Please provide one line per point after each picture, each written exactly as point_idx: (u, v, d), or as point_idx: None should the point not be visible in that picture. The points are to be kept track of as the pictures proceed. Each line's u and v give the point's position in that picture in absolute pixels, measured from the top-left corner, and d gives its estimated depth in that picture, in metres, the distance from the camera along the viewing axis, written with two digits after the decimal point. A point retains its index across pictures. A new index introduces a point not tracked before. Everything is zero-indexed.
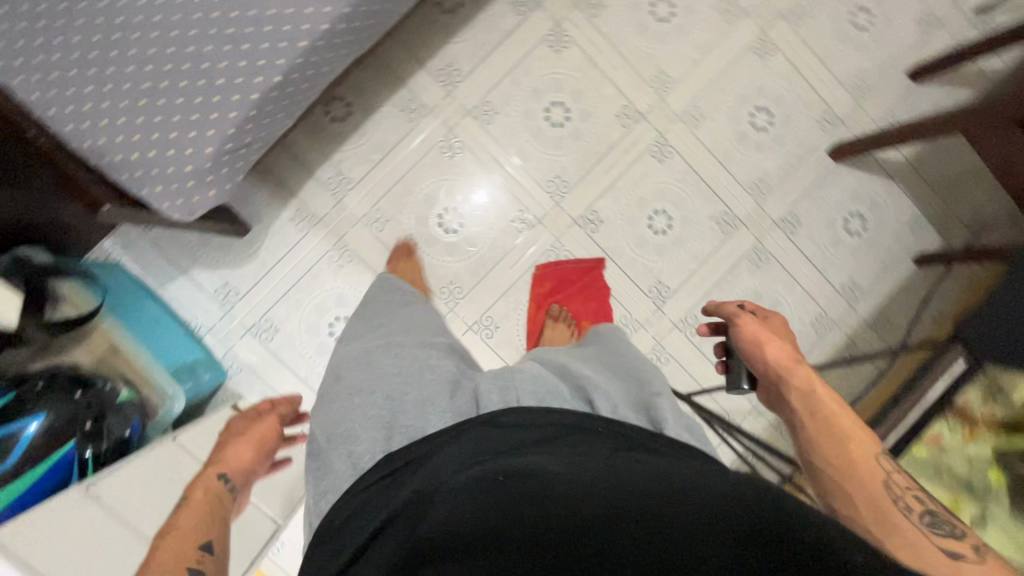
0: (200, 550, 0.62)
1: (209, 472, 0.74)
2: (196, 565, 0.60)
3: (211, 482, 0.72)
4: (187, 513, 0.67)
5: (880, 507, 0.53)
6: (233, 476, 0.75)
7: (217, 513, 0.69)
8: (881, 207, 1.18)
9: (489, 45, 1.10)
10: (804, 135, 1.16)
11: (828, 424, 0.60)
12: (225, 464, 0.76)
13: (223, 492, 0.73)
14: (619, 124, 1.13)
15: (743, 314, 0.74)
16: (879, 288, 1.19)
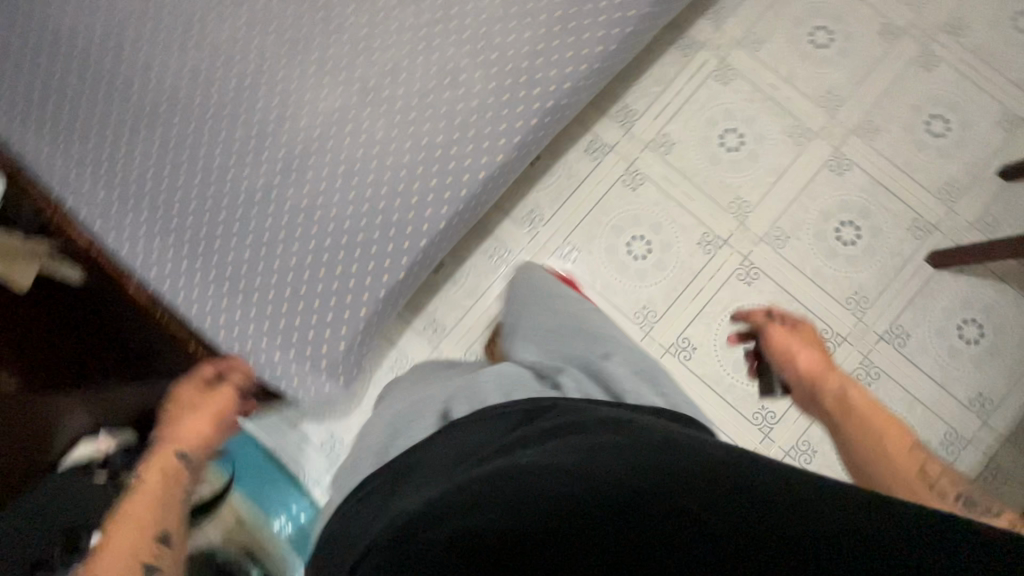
0: (156, 536, 0.63)
1: (166, 454, 0.73)
2: (160, 551, 0.62)
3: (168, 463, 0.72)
4: (121, 531, 0.62)
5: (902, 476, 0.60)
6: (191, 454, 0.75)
7: (168, 503, 0.68)
8: (998, 312, 1.11)
9: (567, 191, 1.17)
10: (897, 244, 1.14)
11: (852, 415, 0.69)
12: (181, 442, 0.75)
13: (186, 469, 0.74)
14: (701, 252, 1.15)
15: (771, 321, 0.83)
16: (1012, 400, 1.10)
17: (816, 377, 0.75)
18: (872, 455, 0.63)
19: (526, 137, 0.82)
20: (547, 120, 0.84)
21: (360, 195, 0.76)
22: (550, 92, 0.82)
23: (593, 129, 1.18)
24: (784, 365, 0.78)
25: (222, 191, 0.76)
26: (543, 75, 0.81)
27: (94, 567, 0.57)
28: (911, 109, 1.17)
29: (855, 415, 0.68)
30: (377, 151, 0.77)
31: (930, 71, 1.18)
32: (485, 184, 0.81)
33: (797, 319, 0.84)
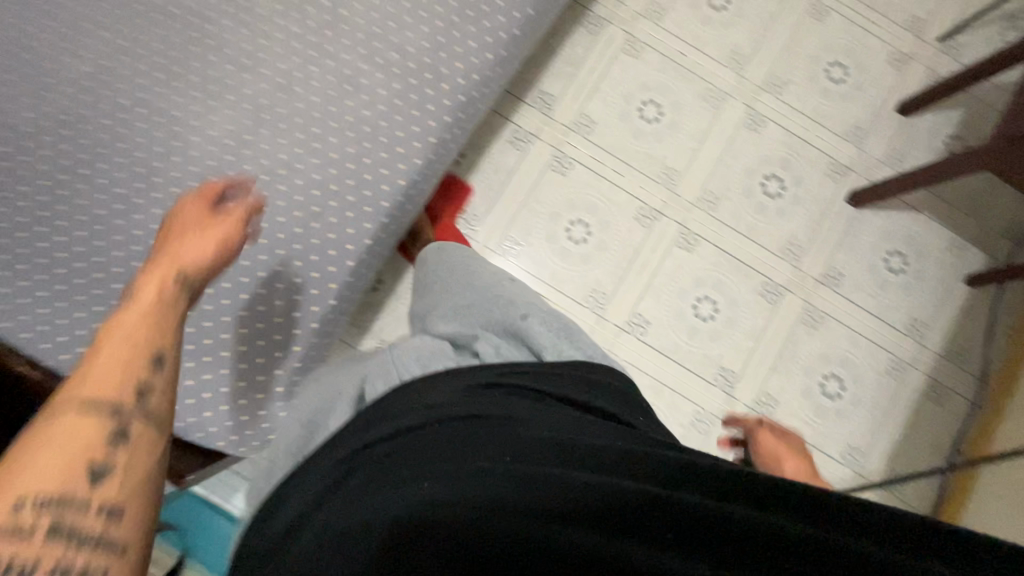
0: (147, 361, 0.43)
1: (163, 265, 0.50)
2: (148, 382, 0.42)
3: (169, 276, 0.49)
4: (103, 355, 0.42)
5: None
6: (195, 275, 0.51)
7: (166, 325, 0.46)
8: (917, 239, 1.18)
9: (498, 185, 1.14)
10: (818, 190, 1.18)
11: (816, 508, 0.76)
12: (183, 262, 0.51)
13: (191, 297, 0.51)
14: (640, 225, 1.15)
15: (762, 429, 0.85)
16: (941, 319, 1.17)
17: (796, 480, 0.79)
18: None
19: (444, 136, 0.78)
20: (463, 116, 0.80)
21: (272, 224, 0.70)
22: (461, 86, 0.79)
23: (514, 118, 1.15)
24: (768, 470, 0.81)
25: (110, 242, 0.67)
26: (450, 69, 0.78)
27: (61, 389, 0.39)
28: (812, 59, 1.22)
29: None
30: (283, 173, 0.71)
31: (823, 21, 1.23)
32: (408, 191, 0.76)
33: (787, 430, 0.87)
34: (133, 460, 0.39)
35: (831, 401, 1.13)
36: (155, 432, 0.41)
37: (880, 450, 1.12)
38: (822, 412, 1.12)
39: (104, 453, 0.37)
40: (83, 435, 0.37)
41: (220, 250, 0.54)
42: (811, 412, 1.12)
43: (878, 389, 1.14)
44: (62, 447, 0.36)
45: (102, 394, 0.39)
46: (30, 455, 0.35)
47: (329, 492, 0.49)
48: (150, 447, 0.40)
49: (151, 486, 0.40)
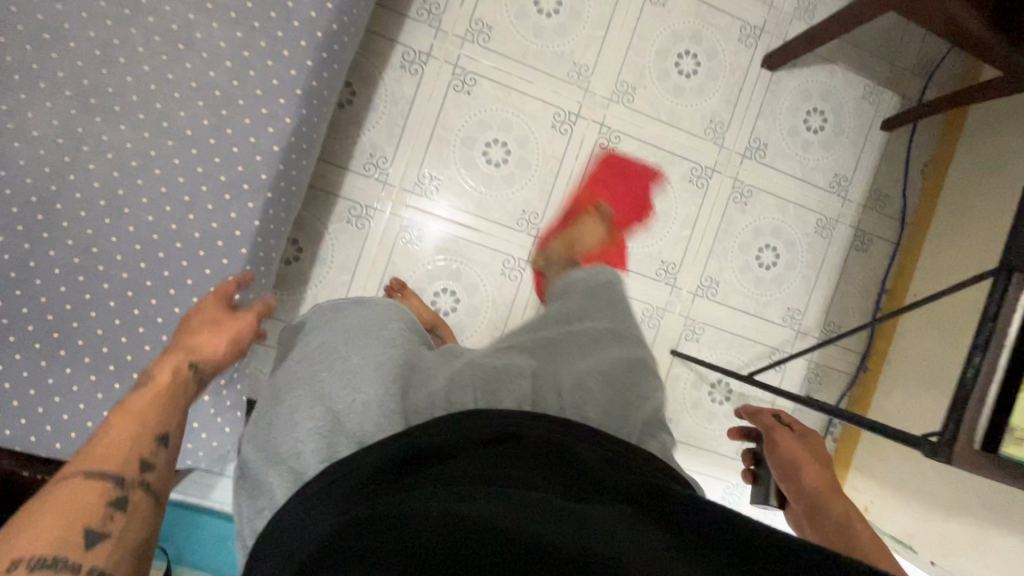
0: (155, 441, 0.49)
1: (177, 354, 0.57)
2: (151, 457, 0.48)
3: (180, 369, 0.56)
4: (109, 433, 0.47)
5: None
6: (202, 367, 0.58)
7: (172, 410, 0.52)
8: (833, 93, 1.17)
9: (400, 119, 1.04)
10: (733, 60, 1.13)
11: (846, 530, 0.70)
12: (197, 353, 0.58)
13: (194, 386, 0.57)
14: (558, 133, 1.09)
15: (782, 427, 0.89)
16: (862, 170, 1.19)
17: (816, 489, 0.77)
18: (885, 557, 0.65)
19: (311, 87, 0.67)
20: (326, 56, 0.68)
21: (144, 226, 0.63)
22: (314, 22, 0.66)
23: (400, 38, 1.03)
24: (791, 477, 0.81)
25: None
26: (296, 2, 0.66)
27: (78, 457, 0.44)
28: None
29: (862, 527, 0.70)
30: (137, 164, 0.62)
31: None
32: (287, 160, 0.67)
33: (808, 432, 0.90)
34: (128, 525, 0.43)
35: (768, 271, 1.17)
36: (153, 503, 0.46)
37: (816, 305, 1.19)
38: (761, 283, 1.17)
39: (103, 521, 0.41)
40: (88, 497, 0.41)
41: (228, 347, 0.60)
42: (751, 284, 1.17)
43: (810, 250, 1.18)
44: (68, 508, 0.40)
45: (107, 465, 0.44)
46: (36, 517, 0.39)
47: (341, 507, 0.46)
48: (140, 525, 0.44)
49: (139, 555, 0.43)
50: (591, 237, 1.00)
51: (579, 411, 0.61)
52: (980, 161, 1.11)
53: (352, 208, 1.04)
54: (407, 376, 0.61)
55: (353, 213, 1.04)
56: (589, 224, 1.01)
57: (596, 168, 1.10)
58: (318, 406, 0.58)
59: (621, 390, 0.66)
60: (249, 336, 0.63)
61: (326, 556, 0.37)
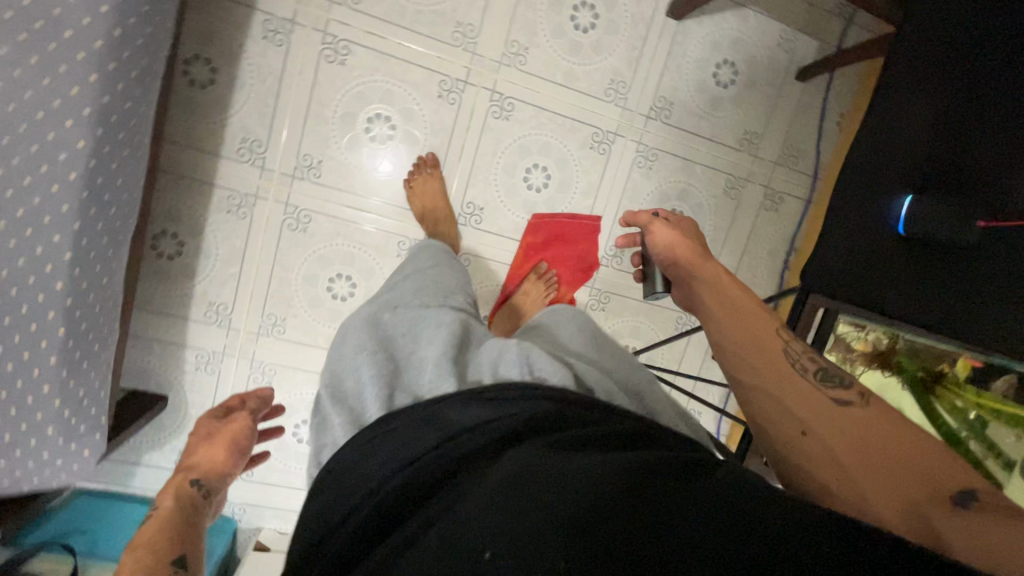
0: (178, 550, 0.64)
1: (181, 477, 0.76)
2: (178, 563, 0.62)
3: (187, 488, 0.74)
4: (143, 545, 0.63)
5: (736, 342, 0.61)
6: (205, 482, 0.76)
7: (186, 523, 0.69)
8: (745, 43, 1.09)
9: (270, 96, 0.96)
10: (635, 9, 1.04)
11: (717, 290, 0.69)
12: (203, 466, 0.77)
13: (199, 497, 0.75)
14: (446, 104, 1.02)
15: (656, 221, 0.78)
16: (774, 127, 1.14)
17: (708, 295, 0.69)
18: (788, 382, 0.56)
19: (103, 104, 0.59)
20: (115, 66, 0.59)
21: None
22: (89, 30, 0.56)
23: (258, 3, 0.93)
24: (666, 265, 0.76)
25: None
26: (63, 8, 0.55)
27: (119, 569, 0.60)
28: None
29: (750, 328, 0.62)
30: None
31: None
32: (95, 188, 0.62)
33: (680, 220, 0.79)
34: None
35: None
36: None
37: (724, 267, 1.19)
38: None
39: None
40: None
41: (227, 453, 0.79)
42: None
43: (719, 212, 1.16)
44: None
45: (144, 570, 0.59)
46: None
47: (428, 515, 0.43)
48: None
49: None
50: (540, 300, 1.08)
51: (607, 395, 0.65)
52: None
53: (232, 198, 0.99)
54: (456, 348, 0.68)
55: (235, 203, 0.99)
56: (538, 290, 1.09)
57: (528, 232, 1.10)
58: (377, 343, 0.71)
59: (631, 380, 0.71)
60: (246, 443, 0.82)
61: (513, 493, 0.39)
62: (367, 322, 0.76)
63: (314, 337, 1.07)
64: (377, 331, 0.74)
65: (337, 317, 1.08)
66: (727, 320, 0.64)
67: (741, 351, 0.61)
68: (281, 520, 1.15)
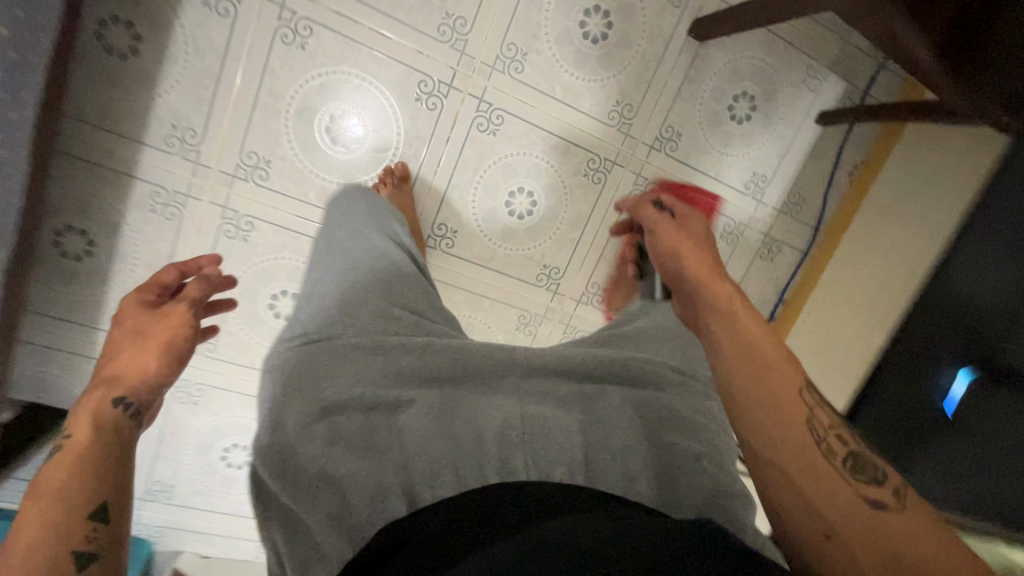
0: (88, 517, 0.46)
1: (96, 396, 0.55)
2: (89, 546, 0.45)
3: (103, 408, 0.54)
4: (27, 517, 0.45)
5: (756, 418, 0.53)
6: (133, 399, 0.56)
7: (107, 467, 0.50)
8: (768, 76, 0.97)
9: (209, 77, 0.79)
10: (654, 23, 0.90)
11: (738, 337, 0.58)
12: (124, 377, 0.58)
13: (127, 418, 0.55)
14: (424, 109, 0.87)
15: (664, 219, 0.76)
16: (783, 172, 1.04)
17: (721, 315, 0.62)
18: (810, 474, 0.49)
19: None
20: None
21: None
22: None
23: None
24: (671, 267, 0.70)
25: None
26: None
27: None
28: None
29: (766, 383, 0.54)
30: None
31: None
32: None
33: (687, 215, 0.76)
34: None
35: None
36: None
37: None
38: None
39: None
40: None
41: (161, 357, 0.60)
42: None
43: None
44: None
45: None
46: None
47: None
48: None
49: None
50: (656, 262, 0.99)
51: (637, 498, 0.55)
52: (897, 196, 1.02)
53: (157, 194, 0.83)
54: (442, 414, 0.57)
55: (159, 200, 0.83)
56: None
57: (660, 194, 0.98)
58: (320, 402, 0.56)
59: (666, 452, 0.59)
60: (180, 341, 0.62)
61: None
62: (304, 365, 0.59)
63: (249, 358, 0.94)
64: (326, 373, 0.58)
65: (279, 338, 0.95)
66: (749, 382, 0.55)
67: (765, 434, 0.52)
68: (203, 544, 1.05)
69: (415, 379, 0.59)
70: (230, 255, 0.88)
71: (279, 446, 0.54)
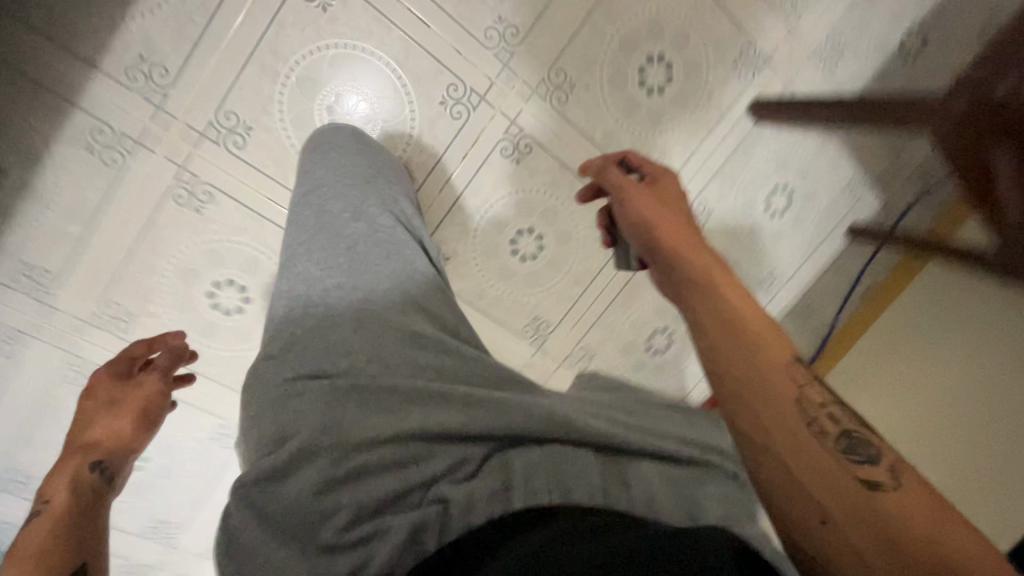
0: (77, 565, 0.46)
1: (75, 459, 0.55)
2: None
3: (81, 470, 0.54)
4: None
5: (729, 394, 0.39)
6: (112, 459, 0.57)
7: (80, 528, 0.49)
8: (812, 176, 0.92)
9: (200, 13, 0.65)
10: (716, 89, 0.83)
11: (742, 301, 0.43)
12: (104, 440, 0.57)
13: (107, 477, 0.55)
14: (447, 116, 0.75)
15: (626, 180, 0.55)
16: (798, 276, 0.99)
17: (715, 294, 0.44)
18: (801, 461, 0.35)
19: None
20: None
21: None
22: None
23: None
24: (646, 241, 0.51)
25: None
26: None
27: None
28: None
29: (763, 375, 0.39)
30: None
31: None
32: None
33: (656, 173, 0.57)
34: None
35: (652, 357, 0.99)
36: None
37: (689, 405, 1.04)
38: (640, 368, 0.99)
39: None
40: None
41: (136, 423, 0.59)
42: (628, 368, 0.98)
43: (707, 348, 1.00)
44: None
45: None
46: None
47: None
48: None
49: None
50: None
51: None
52: (919, 315, 0.94)
53: (100, 134, 0.67)
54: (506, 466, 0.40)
55: (103, 142, 0.67)
56: None
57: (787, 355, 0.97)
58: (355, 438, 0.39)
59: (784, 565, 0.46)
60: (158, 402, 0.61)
61: None
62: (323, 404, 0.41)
63: None
64: (345, 421, 0.40)
65: (212, 333, 0.80)
66: (732, 351, 0.40)
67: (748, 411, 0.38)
68: None
69: (458, 439, 0.41)
70: (176, 227, 0.73)
71: (272, 496, 0.37)
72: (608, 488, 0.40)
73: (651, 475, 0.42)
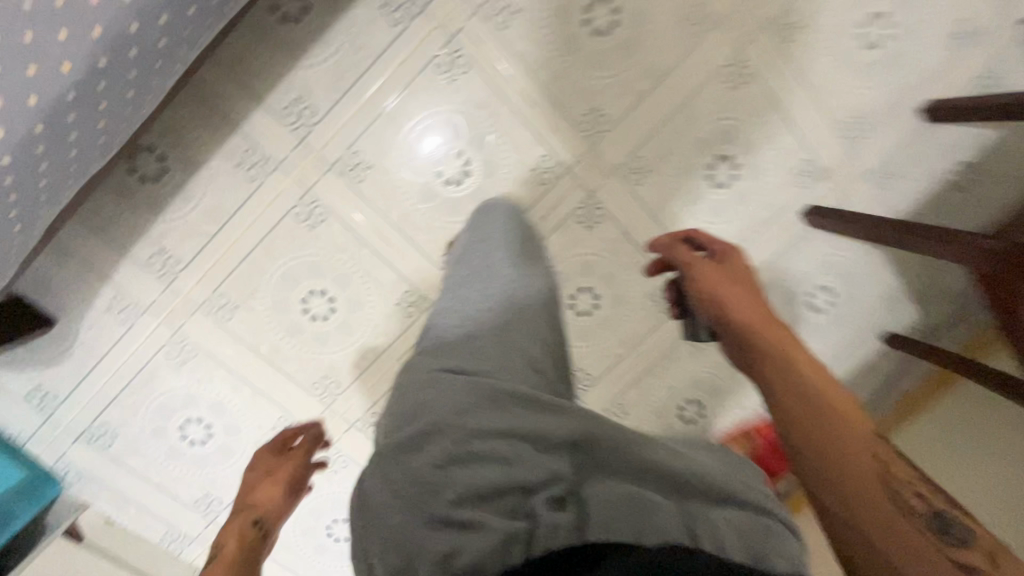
0: None
1: (239, 520, 0.68)
2: None
3: (245, 530, 0.67)
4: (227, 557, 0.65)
5: (824, 473, 0.51)
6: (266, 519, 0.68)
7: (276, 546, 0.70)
8: (855, 281, 0.99)
9: (353, 71, 0.78)
10: (775, 191, 0.92)
11: (795, 382, 0.56)
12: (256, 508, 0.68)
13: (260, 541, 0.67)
14: (535, 181, 0.87)
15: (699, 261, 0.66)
16: (831, 372, 1.04)
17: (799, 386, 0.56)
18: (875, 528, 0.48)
19: None
20: None
21: None
22: None
23: None
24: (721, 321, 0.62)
25: None
26: None
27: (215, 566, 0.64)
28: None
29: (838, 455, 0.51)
30: None
31: None
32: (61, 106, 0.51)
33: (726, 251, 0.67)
34: None
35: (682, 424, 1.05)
36: None
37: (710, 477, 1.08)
38: (668, 432, 1.04)
39: None
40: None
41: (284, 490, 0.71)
42: (657, 430, 1.04)
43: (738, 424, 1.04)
44: None
45: None
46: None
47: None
48: None
49: None
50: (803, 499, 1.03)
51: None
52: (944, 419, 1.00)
53: (249, 154, 0.80)
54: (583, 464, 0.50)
55: (250, 161, 0.80)
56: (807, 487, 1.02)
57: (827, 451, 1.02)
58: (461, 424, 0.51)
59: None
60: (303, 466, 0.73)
61: None
62: (460, 398, 0.52)
63: (257, 341, 0.89)
64: (457, 411, 0.51)
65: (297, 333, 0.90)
66: (813, 432, 0.53)
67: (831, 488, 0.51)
68: (116, 506, 0.95)
69: (551, 450, 0.50)
70: (290, 238, 0.84)
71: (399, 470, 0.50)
72: (672, 528, 0.46)
73: (720, 527, 0.47)
